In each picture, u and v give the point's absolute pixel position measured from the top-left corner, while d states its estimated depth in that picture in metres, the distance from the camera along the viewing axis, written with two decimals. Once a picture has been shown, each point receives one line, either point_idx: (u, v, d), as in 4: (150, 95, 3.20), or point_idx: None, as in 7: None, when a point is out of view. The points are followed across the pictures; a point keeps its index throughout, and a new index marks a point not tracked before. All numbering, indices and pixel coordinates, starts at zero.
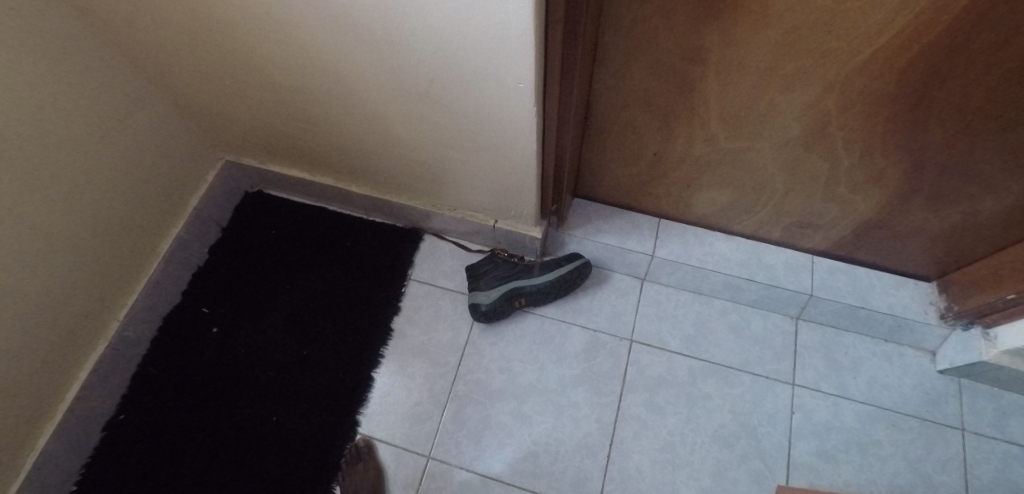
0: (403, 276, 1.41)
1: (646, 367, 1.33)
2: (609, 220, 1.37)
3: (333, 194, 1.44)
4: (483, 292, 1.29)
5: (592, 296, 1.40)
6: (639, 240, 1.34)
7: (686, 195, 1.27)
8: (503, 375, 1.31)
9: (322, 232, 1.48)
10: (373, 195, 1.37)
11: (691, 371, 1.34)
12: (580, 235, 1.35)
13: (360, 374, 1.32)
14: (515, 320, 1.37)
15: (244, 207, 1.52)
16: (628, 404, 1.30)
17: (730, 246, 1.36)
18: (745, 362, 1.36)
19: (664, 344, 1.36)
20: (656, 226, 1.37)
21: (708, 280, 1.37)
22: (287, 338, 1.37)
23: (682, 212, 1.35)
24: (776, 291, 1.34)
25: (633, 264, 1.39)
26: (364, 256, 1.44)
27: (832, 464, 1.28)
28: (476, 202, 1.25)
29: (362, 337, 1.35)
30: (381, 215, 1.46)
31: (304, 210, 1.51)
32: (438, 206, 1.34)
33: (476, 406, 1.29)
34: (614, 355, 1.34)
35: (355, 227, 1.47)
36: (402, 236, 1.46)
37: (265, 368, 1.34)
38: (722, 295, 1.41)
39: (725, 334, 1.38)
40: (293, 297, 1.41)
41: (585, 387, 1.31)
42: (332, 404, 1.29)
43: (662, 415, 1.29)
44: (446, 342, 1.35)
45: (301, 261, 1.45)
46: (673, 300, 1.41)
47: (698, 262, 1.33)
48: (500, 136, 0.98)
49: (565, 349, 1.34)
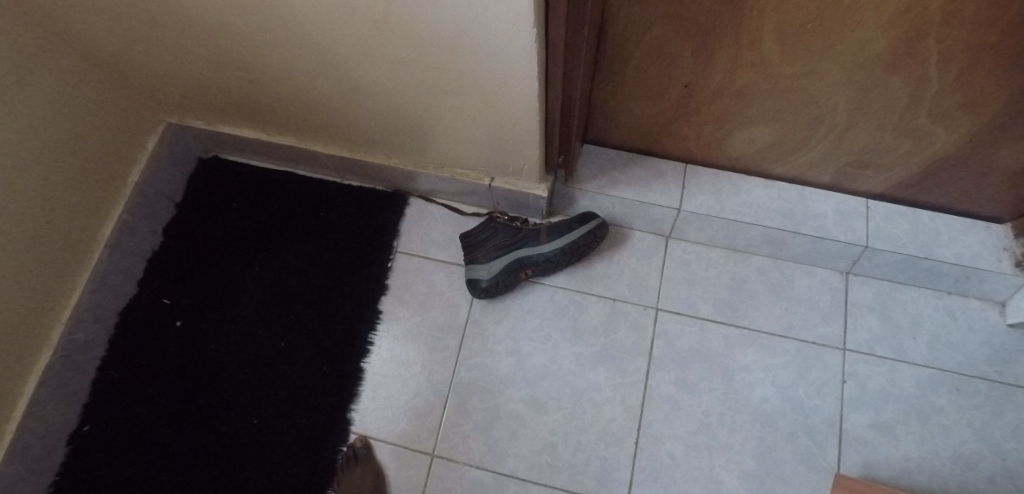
0: (388, 248, 1.22)
1: (675, 339, 1.15)
2: (627, 170, 1.15)
3: (298, 157, 1.22)
4: (481, 266, 1.10)
5: (610, 259, 1.21)
6: (664, 193, 1.13)
7: (721, 135, 1.04)
8: (510, 358, 1.14)
9: (291, 202, 1.27)
10: (344, 155, 1.15)
11: (727, 341, 1.16)
12: (592, 190, 1.14)
13: (349, 364, 1.15)
14: (521, 293, 1.19)
15: (199, 178, 1.31)
16: (657, 382, 1.13)
17: (771, 193, 1.15)
18: (789, 327, 1.17)
19: (696, 311, 1.17)
20: (682, 174, 1.15)
21: (744, 234, 1.17)
22: (263, 328, 1.20)
23: (715, 155, 1.13)
24: (826, 244, 1.15)
25: (656, 220, 1.18)
26: (342, 228, 1.24)
27: (890, 437, 1.12)
28: (468, 158, 1.04)
29: (346, 322, 1.17)
30: (358, 177, 1.25)
31: (268, 178, 1.30)
32: (423, 164, 1.12)
33: (483, 395, 1.12)
34: (639, 328, 1.16)
35: (329, 194, 1.26)
36: (383, 202, 1.25)
37: (240, 364, 1.18)
38: (760, 251, 1.21)
39: (765, 296, 1.19)
40: (265, 280, 1.23)
41: (606, 366, 1.14)
42: (319, 402, 1.13)
43: (695, 393, 1.13)
44: (444, 322, 1.17)
45: (271, 239, 1.25)
46: (704, 259, 1.21)
47: (734, 214, 1.13)
48: (493, 74, 0.76)
49: (581, 323, 1.16)
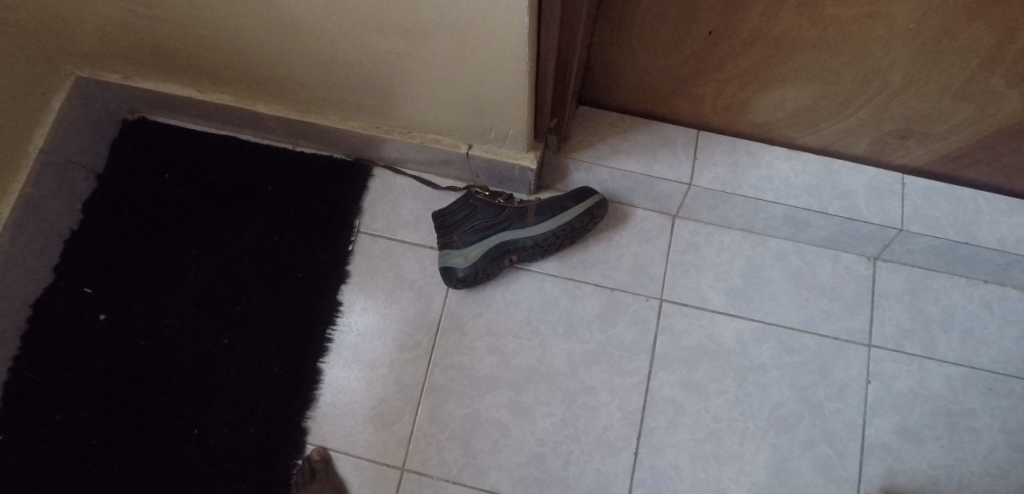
0: (348, 228, 1.04)
1: (681, 335, 1.00)
2: (630, 138, 0.98)
3: (238, 119, 1.02)
4: (457, 252, 0.93)
5: (608, 242, 1.04)
6: (673, 165, 0.97)
7: (747, 94, 0.87)
8: (491, 357, 0.98)
9: (234, 173, 1.07)
10: (290, 117, 0.96)
11: (740, 336, 1.01)
12: (588, 161, 0.97)
13: (304, 365, 0.98)
14: (504, 281, 1.02)
15: (126, 145, 1.10)
16: (660, 384, 0.98)
17: (795, 166, 0.99)
18: (810, 320, 1.03)
19: (706, 302, 1.02)
20: (694, 142, 0.98)
21: (763, 214, 1.01)
22: (203, 322, 1.02)
23: (735, 119, 0.95)
24: (855, 226, 1.00)
25: (662, 197, 1.02)
26: (295, 204, 1.05)
27: (916, 444, 1.00)
28: (441, 122, 0.85)
29: (300, 316, 1.00)
30: (310, 143, 1.05)
31: (206, 143, 1.10)
32: (385, 128, 0.92)
33: (460, 400, 0.97)
34: (640, 321, 1.00)
35: (278, 163, 1.07)
36: (342, 173, 1.06)
37: (177, 364, 1.01)
38: (779, 233, 1.05)
39: (784, 285, 1.04)
40: (205, 265, 1.05)
41: (602, 365, 0.98)
42: (269, 408, 0.97)
43: (703, 396, 0.98)
44: (414, 315, 1.00)
45: (211, 216, 1.06)
46: (715, 242, 1.05)
47: (753, 191, 0.97)
48: (470, 6, 0.57)
49: (574, 317, 1.00)
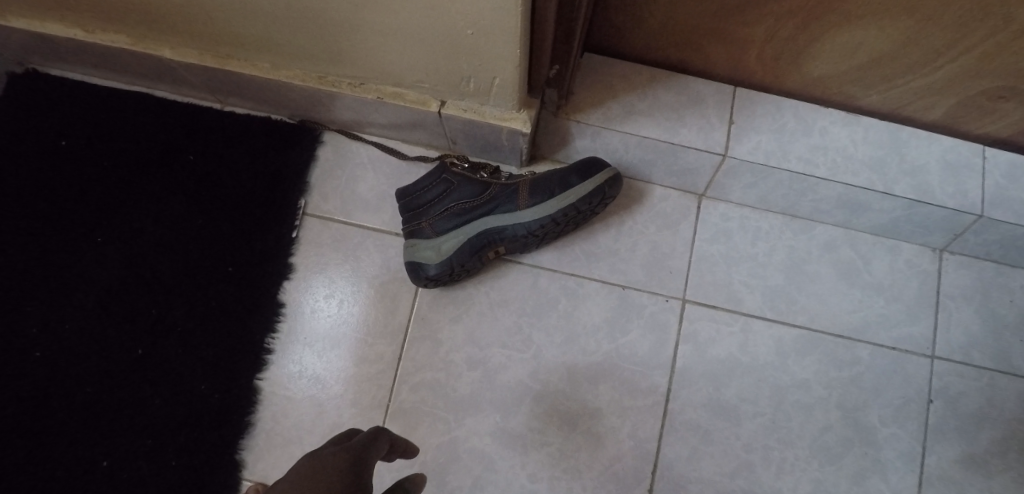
0: (291, 209, 0.82)
1: (708, 344, 0.81)
2: (648, 96, 0.77)
3: (146, 69, 0.79)
4: (428, 244, 0.73)
5: (620, 228, 0.83)
6: (703, 131, 0.76)
7: (815, 26, 0.65)
8: (472, 372, 0.79)
9: (148, 140, 0.85)
10: (208, 67, 0.72)
11: (779, 346, 0.82)
12: (594, 126, 0.76)
13: (237, 383, 0.78)
14: (490, 277, 0.82)
15: (6, 100, 0.85)
16: (681, 405, 0.79)
17: (854, 134, 0.79)
18: (863, 326, 0.84)
19: (739, 304, 0.82)
20: (731, 102, 0.77)
21: (812, 194, 0.81)
22: (109, 327, 0.80)
23: (785, 71, 0.74)
24: (925, 211, 0.80)
25: (687, 172, 0.81)
26: (225, 178, 0.83)
27: (987, 476, 0.82)
28: (405, 70, 0.63)
29: (233, 321, 0.79)
30: (242, 101, 0.83)
31: (111, 99, 0.86)
32: (330, 78, 0.70)
33: (433, 427, 0.77)
34: (657, 328, 0.80)
35: (203, 127, 0.84)
36: (283, 140, 0.84)
37: (78, 381, 0.78)
38: (829, 218, 0.85)
39: (832, 282, 0.85)
40: (113, 255, 0.82)
41: (610, 382, 0.79)
42: (194, 438, 0.77)
43: (733, 421, 0.80)
44: (376, 319, 0.80)
45: (121, 193, 0.83)
46: (750, 229, 0.85)
47: (802, 166, 0.77)
48: None
49: (576, 322, 0.80)
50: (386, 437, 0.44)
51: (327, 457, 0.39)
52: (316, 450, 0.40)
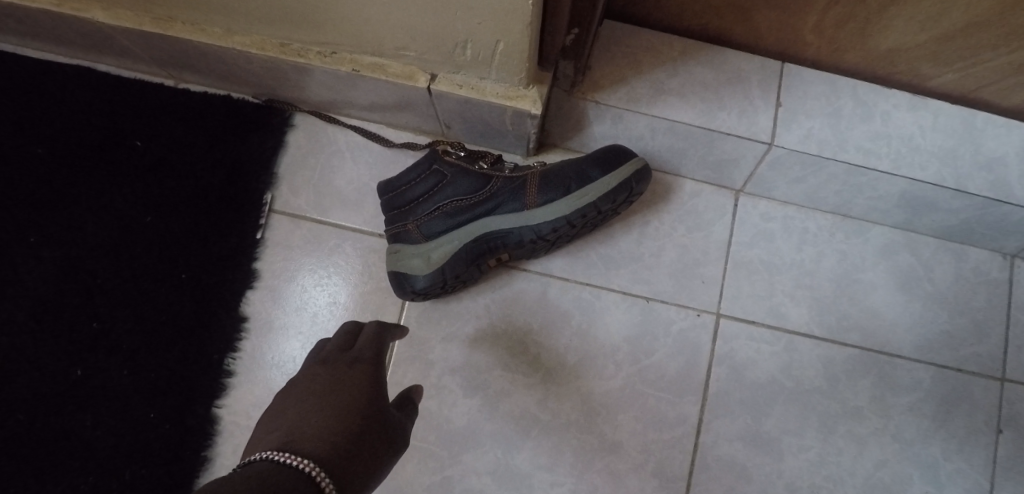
0: (254, 206, 0.70)
1: (746, 367, 0.69)
2: (680, 72, 0.64)
3: (81, 37, 0.66)
4: (415, 250, 0.61)
5: (643, 229, 0.71)
6: (744, 114, 0.64)
7: None
8: (469, 400, 0.67)
9: (88, 124, 0.72)
10: (148, 33, 0.60)
11: (827, 368, 0.70)
12: (615, 107, 0.63)
13: (192, 411, 0.66)
14: (490, 288, 0.69)
15: None
16: (714, 438, 0.67)
17: (923, 120, 0.66)
18: (924, 344, 0.72)
19: (781, 320, 0.70)
20: (780, 80, 0.65)
21: (870, 191, 0.69)
22: (43, 344, 0.67)
23: (848, 41, 0.62)
24: (1003, 211, 0.67)
25: (724, 164, 0.69)
26: (180, 169, 0.71)
27: None
28: (386, 35, 0.51)
29: (186, 337, 0.67)
30: (198, 76, 0.70)
31: (44, 76, 0.73)
32: (295, 46, 0.57)
33: (423, 465, 0.65)
34: (686, 349, 0.68)
35: (156, 108, 0.72)
36: (245, 124, 0.71)
37: (7, 408, 0.66)
38: (886, 219, 0.73)
39: (889, 294, 0.73)
40: (47, 258, 0.69)
41: (631, 411, 0.67)
42: (141, 476, 0.64)
43: (774, 456, 0.68)
44: None
45: (57, 185, 0.70)
46: (794, 230, 0.73)
47: (861, 157, 0.65)
48: None
49: (591, 340, 0.68)
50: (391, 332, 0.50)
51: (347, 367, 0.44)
52: (323, 360, 0.45)
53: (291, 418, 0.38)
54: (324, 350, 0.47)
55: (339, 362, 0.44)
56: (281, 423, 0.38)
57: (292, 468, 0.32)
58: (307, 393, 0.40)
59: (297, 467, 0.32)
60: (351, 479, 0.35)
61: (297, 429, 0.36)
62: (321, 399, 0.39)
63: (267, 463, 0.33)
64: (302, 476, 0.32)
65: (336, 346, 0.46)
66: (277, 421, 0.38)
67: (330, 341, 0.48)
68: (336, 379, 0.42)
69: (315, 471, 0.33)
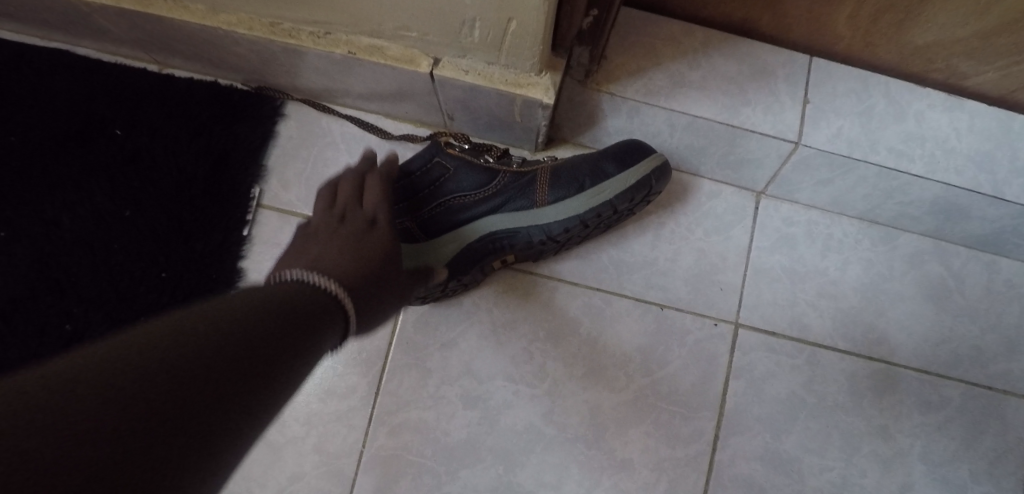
0: (240, 200, 0.65)
1: (766, 380, 0.64)
2: (701, 64, 0.60)
3: (58, 16, 0.61)
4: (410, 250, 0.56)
5: (657, 231, 0.67)
6: (770, 111, 0.59)
7: None
8: (469, 411, 0.62)
9: (66, 112, 0.67)
10: (127, 10, 0.55)
11: (851, 383, 0.66)
12: (630, 99, 0.59)
13: None
14: (494, 292, 0.65)
15: None
16: (730, 457, 0.63)
17: (959, 121, 0.61)
18: (953, 360, 0.68)
19: (803, 331, 0.66)
20: (808, 75, 0.60)
21: (901, 195, 0.64)
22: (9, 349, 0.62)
23: (882, 35, 0.57)
24: None
25: (745, 163, 0.65)
26: (163, 159, 0.66)
27: None
28: (385, 13, 0.46)
29: None
30: (184, 61, 0.66)
31: (20, 59, 0.68)
32: (285, 26, 0.53)
33: (418, 481, 0.61)
34: (702, 360, 0.64)
35: (138, 94, 0.67)
36: (233, 113, 0.67)
37: None
38: (915, 226, 0.69)
39: (916, 305, 0.68)
40: (17, 255, 0.64)
41: (642, 427, 0.63)
42: None
43: (795, 477, 0.63)
44: (349, 343, 0.64)
45: (31, 176, 0.66)
46: (818, 236, 0.69)
47: (893, 159, 0.60)
48: None
49: (600, 349, 0.64)
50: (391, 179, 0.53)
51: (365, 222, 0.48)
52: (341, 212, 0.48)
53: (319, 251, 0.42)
54: (336, 199, 0.50)
55: (356, 219, 0.48)
56: (301, 253, 0.42)
57: (318, 287, 0.38)
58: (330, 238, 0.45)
59: (323, 286, 0.39)
60: (367, 306, 0.41)
61: (317, 258, 0.41)
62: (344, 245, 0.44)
63: (297, 280, 0.38)
64: (329, 297, 0.38)
65: (350, 198, 0.50)
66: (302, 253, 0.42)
67: (339, 185, 0.51)
68: (355, 231, 0.46)
69: (340, 295, 0.39)
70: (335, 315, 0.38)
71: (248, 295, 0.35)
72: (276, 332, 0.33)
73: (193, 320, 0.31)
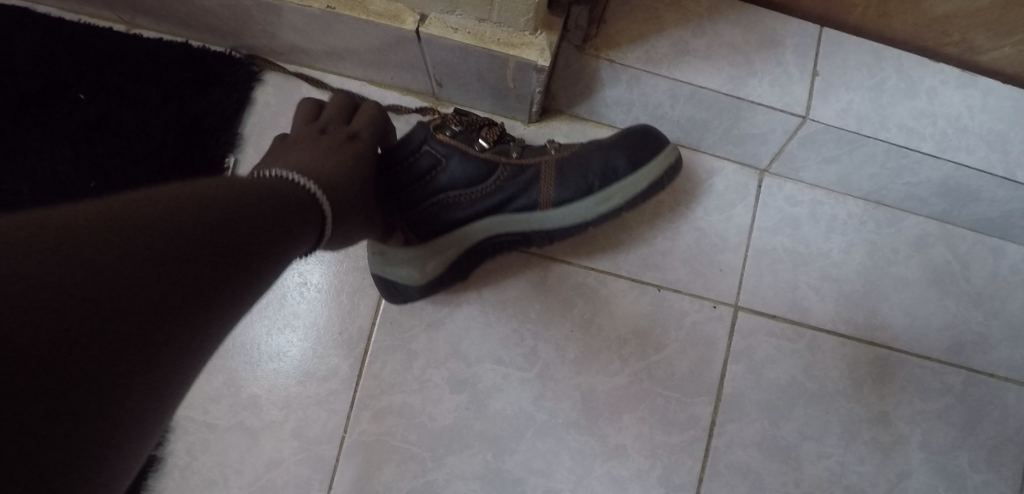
0: (213, 170, 0.61)
1: (764, 366, 0.62)
2: (706, 31, 0.56)
3: None
4: (409, 257, 0.55)
5: (655, 209, 0.64)
6: (777, 83, 0.56)
7: None
8: (456, 396, 0.59)
9: (23, 73, 0.62)
10: None
11: (853, 369, 0.64)
12: (630, 67, 0.56)
13: None
14: (483, 270, 0.62)
15: None
16: (726, 443, 0.61)
17: (972, 98, 0.59)
18: (955, 346, 0.66)
19: (805, 315, 0.64)
20: (817, 44, 0.57)
21: (909, 175, 0.62)
22: None
23: (898, 4, 0.54)
24: None
25: (749, 138, 0.61)
26: (129, 125, 0.62)
27: None
28: None
29: None
30: (152, 19, 0.61)
31: None
32: None
33: (402, 467, 0.58)
34: (700, 344, 0.62)
35: (102, 55, 0.63)
36: (205, 78, 0.63)
37: None
38: (921, 207, 0.66)
39: (920, 290, 0.66)
40: None
41: (636, 412, 0.60)
42: None
43: (792, 464, 0.62)
44: (330, 323, 0.60)
45: None
46: (821, 217, 0.66)
47: (904, 136, 0.58)
48: None
49: (593, 331, 0.61)
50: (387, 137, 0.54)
51: (347, 137, 0.49)
52: (324, 126, 0.49)
53: (300, 157, 0.43)
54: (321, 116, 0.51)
55: (338, 133, 0.49)
56: (281, 156, 0.43)
57: (298, 183, 0.39)
58: (312, 145, 0.45)
59: (301, 184, 0.39)
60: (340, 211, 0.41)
61: (306, 159, 0.43)
62: (324, 153, 0.44)
63: (278, 177, 0.39)
64: (305, 193, 0.38)
65: (337, 114, 0.51)
66: (288, 154, 0.43)
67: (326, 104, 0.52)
68: (334, 142, 0.47)
69: (314, 192, 0.39)
70: (294, 235, 0.35)
71: (212, 184, 0.33)
72: (225, 259, 0.30)
73: (87, 249, 0.26)
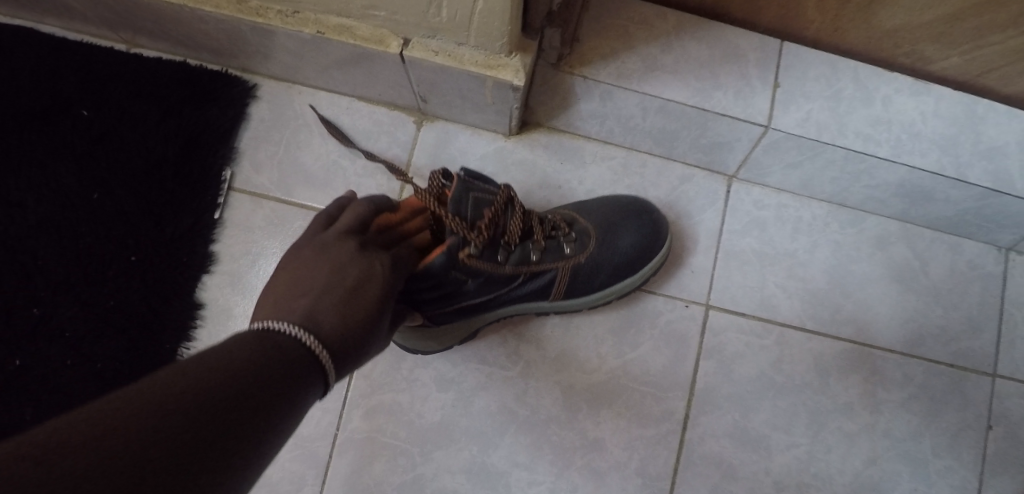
0: (211, 182, 0.65)
1: (735, 361, 0.66)
2: (673, 47, 0.60)
3: None
4: (427, 338, 0.57)
5: None
6: (740, 94, 0.60)
7: None
8: (444, 394, 0.63)
9: (28, 89, 0.65)
10: None
11: (819, 362, 0.67)
12: (601, 82, 0.59)
13: None
14: None
15: None
16: (700, 435, 0.64)
17: (924, 105, 0.62)
18: (915, 339, 0.70)
19: (772, 313, 0.67)
20: (778, 57, 0.61)
21: (868, 178, 0.65)
22: None
23: (851, 20, 0.58)
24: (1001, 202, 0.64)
25: (717, 146, 0.65)
26: (131, 140, 0.65)
27: None
28: None
29: (136, 324, 0.61)
30: (152, 40, 0.65)
31: None
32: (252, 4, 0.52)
33: (393, 462, 0.61)
34: (674, 341, 0.65)
35: (104, 72, 0.66)
36: (202, 94, 0.66)
37: None
38: (882, 208, 0.70)
39: (881, 287, 0.70)
40: None
41: (613, 407, 0.64)
42: None
43: (762, 453, 0.65)
44: None
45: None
46: (788, 219, 0.70)
47: (860, 143, 0.61)
48: None
49: (573, 332, 0.64)
50: (394, 244, 0.48)
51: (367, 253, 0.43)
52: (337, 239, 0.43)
53: (313, 298, 0.38)
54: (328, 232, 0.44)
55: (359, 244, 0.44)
56: (295, 292, 0.38)
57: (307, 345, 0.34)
58: (327, 270, 0.40)
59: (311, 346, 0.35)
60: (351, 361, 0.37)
61: (312, 305, 0.37)
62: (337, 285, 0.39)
63: (286, 336, 0.34)
64: (314, 361, 0.34)
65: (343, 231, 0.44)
66: (301, 286, 0.39)
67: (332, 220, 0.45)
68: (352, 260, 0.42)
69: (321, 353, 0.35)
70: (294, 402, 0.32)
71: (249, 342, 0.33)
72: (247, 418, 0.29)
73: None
